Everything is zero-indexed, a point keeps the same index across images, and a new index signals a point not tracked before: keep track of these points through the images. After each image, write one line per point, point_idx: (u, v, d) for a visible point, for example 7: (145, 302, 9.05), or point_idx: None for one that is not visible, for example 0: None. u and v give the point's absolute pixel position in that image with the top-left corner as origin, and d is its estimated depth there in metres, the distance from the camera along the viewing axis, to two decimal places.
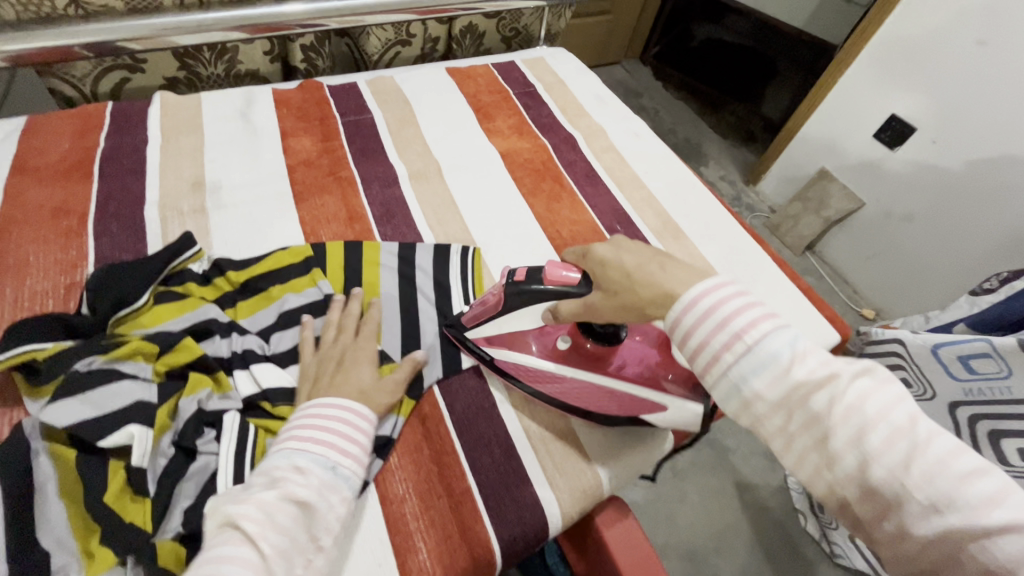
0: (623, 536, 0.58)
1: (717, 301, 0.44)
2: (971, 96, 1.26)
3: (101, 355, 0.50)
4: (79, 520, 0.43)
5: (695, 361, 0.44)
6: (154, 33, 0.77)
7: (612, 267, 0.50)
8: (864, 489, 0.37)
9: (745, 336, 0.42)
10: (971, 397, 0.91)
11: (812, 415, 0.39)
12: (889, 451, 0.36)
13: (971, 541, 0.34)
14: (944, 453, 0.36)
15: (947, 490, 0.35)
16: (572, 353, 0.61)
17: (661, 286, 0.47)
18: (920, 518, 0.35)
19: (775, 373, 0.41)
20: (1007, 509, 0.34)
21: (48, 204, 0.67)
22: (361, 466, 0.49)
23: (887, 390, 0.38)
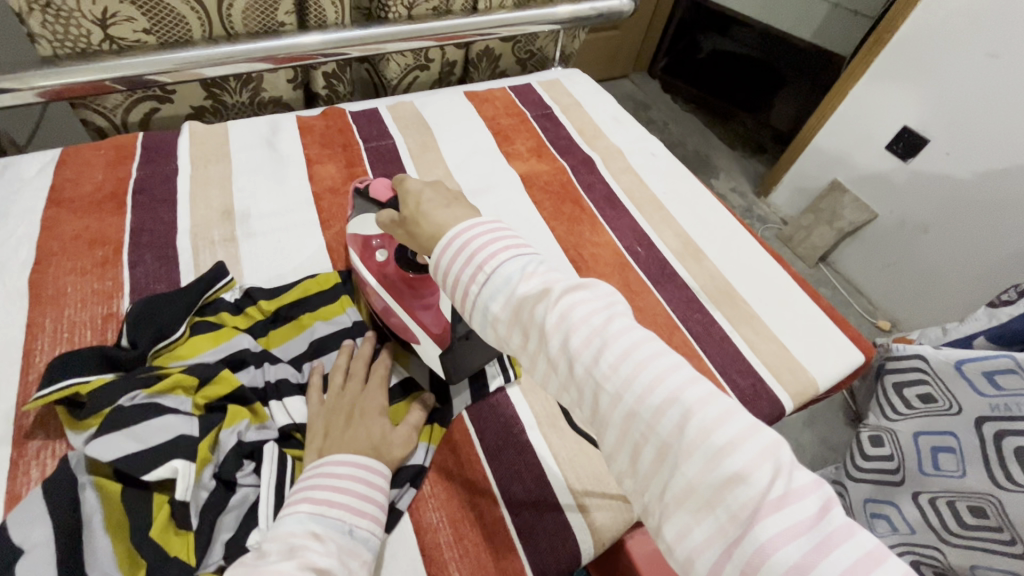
0: (654, 564, 0.58)
1: (470, 237, 0.45)
2: (985, 109, 1.26)
3: (145, 390, 0.51)
4: (125, 555, 0.44)
5: (455, 298, 0.45)
6: (184, 66, 0.79)
7: (408, 195, 0.52)
8: (580, 391, 0.39)
9: (485, 267, 0.43)
10: (997, 412, 0.92)
11: (535, 326, 0.41)
12: (587, 352, 0.38)
13: (647, 419, 0.36)
14: (630, 344, 0.38)
15: (628, 378, 0.37)
16: (386, 269, 0.63)
17: (439, 218, 0.49)
18: (613, 408, 0.37)
19: (506, 295, 0.42)
20: (670, 387, 0.36)
21: (84, 236, 0.68)
22: (378, 524, 0.48)
23: (590, 301, 0.40)
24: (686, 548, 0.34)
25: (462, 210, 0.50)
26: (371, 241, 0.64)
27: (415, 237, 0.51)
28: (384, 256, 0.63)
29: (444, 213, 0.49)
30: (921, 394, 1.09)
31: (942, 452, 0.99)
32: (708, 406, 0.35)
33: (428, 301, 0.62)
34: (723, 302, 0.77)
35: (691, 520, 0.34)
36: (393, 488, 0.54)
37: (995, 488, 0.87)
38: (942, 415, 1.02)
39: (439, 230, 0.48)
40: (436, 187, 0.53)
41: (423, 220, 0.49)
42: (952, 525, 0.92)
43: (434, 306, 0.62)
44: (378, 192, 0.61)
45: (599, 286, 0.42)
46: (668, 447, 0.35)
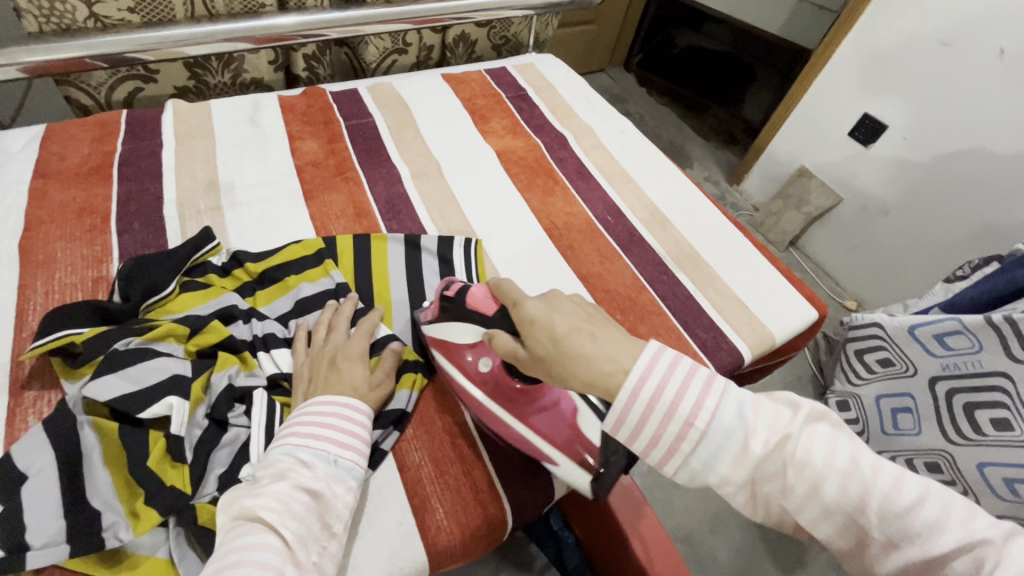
0: (622, 496, 0.63)
1: (661, 387, 0.42)
2: (935, 94, 1.34)
3: (138, 337, 0.54)
4: (124, 484, 0.47)
5: (657, 455, 0.43)
6: (167, 44, 0.82)
7: (537, 330, 0.46)
8: (834, 531, 0.40)
9: (697, 423, 0.41)
10: (948, 371, 0.95)
11: (778, 477, 0.40)
12: (843, 498, 0.39)
13: (928, 562, 0.37)
14: (888, 484, 0.38)
15: (898, 524, 0.37)
16: (494, 379, 0.60)
17: (593, 358, 0.43)
18: (885, 553, 0.38)
19: (736, 453, 0.41)
20: (948, 532, 0.36)
21: (72, 205, 0.70)
22: (362, 457, 0.51)
23: (828, 440, 0.40)
24: None
25: (610, 337, 0.45)
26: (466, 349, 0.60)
27: (555, 374, 0.46)
28: (490, 365, 0.60)
29: (593, 346, 0.44)
30: (881, 358, 1.15)
31: (900, 412, 1.06)
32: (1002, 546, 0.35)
33: (546, 403, 0.60)
34: (688, 266, 0.82)
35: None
36: (377, 429, 0.57)
37: (948, 444, 0.92)
38: (901, 377, 1.07)
39: (603, 375, 0.43)
40: (559, 308, 0.47)
41: (575, 362, 0.44)
42: None
43: (549, 408, 0.60)
44: (480, 304, 0.56)
45: (825, 417, 0.41)
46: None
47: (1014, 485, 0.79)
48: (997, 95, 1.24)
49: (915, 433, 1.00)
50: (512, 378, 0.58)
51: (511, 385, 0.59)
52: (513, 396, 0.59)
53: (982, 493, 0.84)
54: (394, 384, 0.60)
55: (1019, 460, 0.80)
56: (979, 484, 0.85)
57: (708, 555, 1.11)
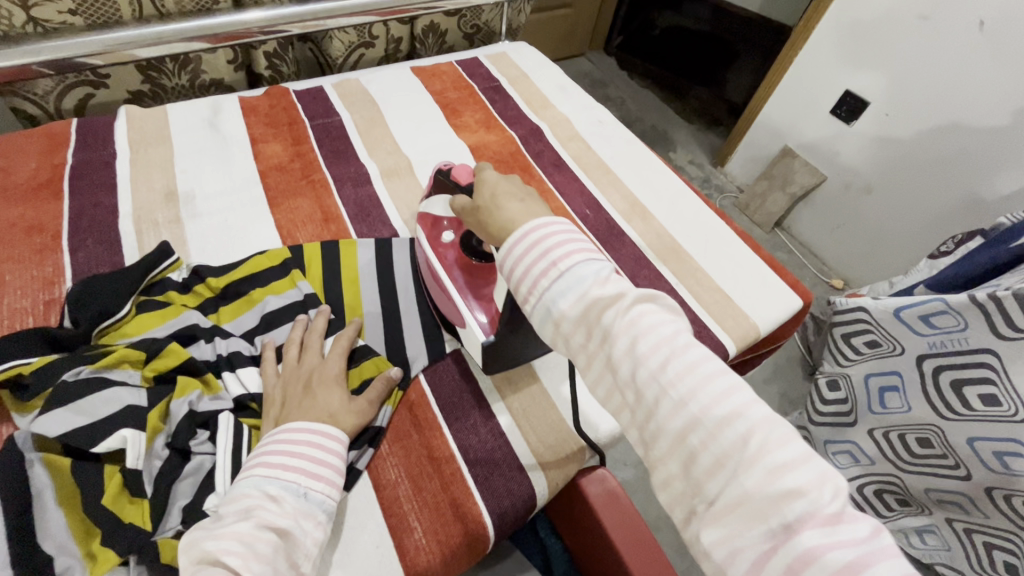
0: (608, 502, 0.62)
1: (548, 232, 0.43)
2: (916, 70, 1.32)
3: (89, 365, 0.51)
4: (79, 525, 0.45)
5: (518, 290, 0.43)
6: (115, 48, 0.77)
7: (485, 186, 0.52)
8: (636, 397, 0.37)
9: (560, 264, 0.41)
10: (935, 349, 0.93)
11: (604, 327, 0.39)
12: (655, 358, 0.37)
13: (706, 430, 0.35)
14: (696, 357, 0.37)
15: (691, 388, 0.35)
16: (450, 252, 0.66)
17: (511, 212, 0.47)
18: (673, 417, 0.35)
19: (578, 293, 0.40)
20: (734, 404, 0.35)
21: (20, 223, 0.67)
22: (335, 487, 0.49)
23: (662, 313, 0.39)
24: (728, 549, 0.33)
25: (535, 207, 0.48)
26: (441, 221, 0.69)
27: (482, 227, 0.50)
28: (451, 238, 0.67)
29: (518, 207, 0.48)
30: (868, 340, 1.11)
31: (888, 390, 1.03)
32: (774, 431, 0.34)
33: (485, 288, 0.64)
34: (670, 258, 0.80)
35: (737, 531, 0.33)
36: (352, 450, 0.55)
37: (938, 419, 0.90)
38: (888, 357, 1.04)
39: (510, 224, 0.46)
40: (513, 181, 0.52)
41: (497, 212, 0.48)
42: (904, 455, 0.98)
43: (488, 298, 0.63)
44: (460, 176, 0.63)
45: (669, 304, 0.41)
46: (726, 459, 0.34)
47: (1005, 458, 0.78)
48: (976, 68, 1.21)
49: (905, 410, 0.97)
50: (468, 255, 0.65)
51: (465, 261, 0.65)
52: (460, 270, 0.65)
53: (973, 465, 0.84)
54: (374, 414, 0.57)
55: (1006, 433, 0.78)
56: (969, 456, 0.84)
57: None
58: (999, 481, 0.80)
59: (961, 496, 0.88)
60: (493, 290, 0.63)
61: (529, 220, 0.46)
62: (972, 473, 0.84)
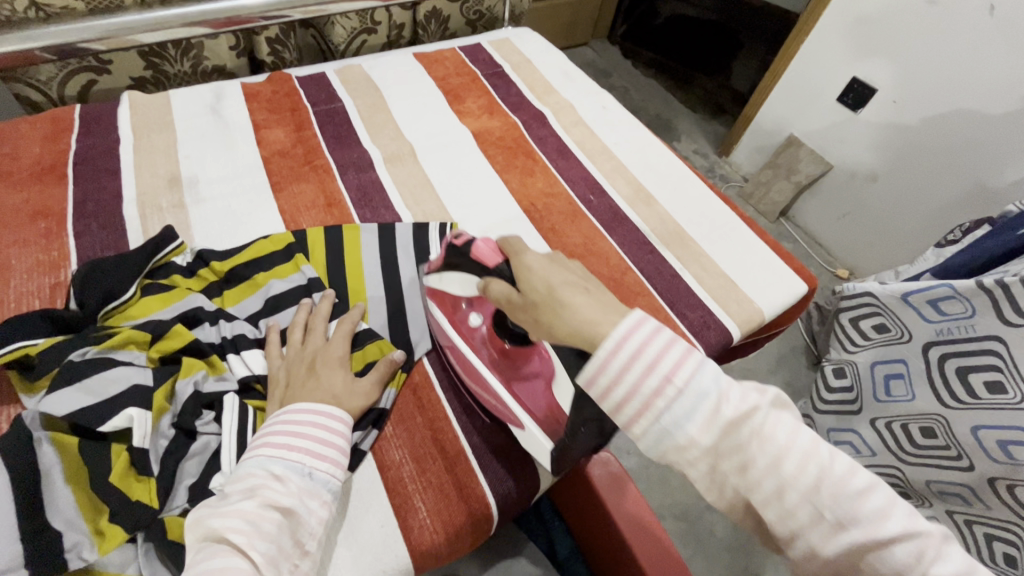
0: (613, 486, 0.62)
1: (647, 337, 0.38)
2: (924, 55, 1.30)
3: (95, 346, 0.52)
4: (87, 501, 0.45)
5: (622, 411, 0.39)
6: (117, 33, 0.77)
7: (534, 277, 0.45)
8: (782, 515, 0.36)
9: (674, 379, 0.37)
10: (942, 337, 0.93)
11: (741, 449, 0.36)
12: (804, 477, 0.35)
13: (870, 549, 0.34)
14: (843, 469, 0.36)
15: (851, 508, 0.35)
16: (481, 339, 0.60)
17: (582, 309, 0.42)
18: (830, 538, 0.35)
19: (705, 415, 0.37)
20: (895, 520, 0.34)
21: (25, 208, 0.67)
22: (339, 468, 0.49)
23: (794, 420, 0.37)
24: None
25: (605, 298, 0.43)
26: (460, 302, 0.61)
27: (543, 325, 0.44)
28: (478, 322, 0.60)
29: (588, 301, 0.42)
30: (876, 324, 1.10)
31: (894, 378, 1.03)
32: (934, 539, 0.34)
33: (528, 371, 0.60)
34: (674, 243, 0.80)
35: None
36: (356, 430, 0.55)
37: (942, 407, 0.89)
38: (895, 344, 1.04)
39: (587, 326, 0.41)
40: (561, 266, 0.47)
41: (562, 310, 0.42)
42: (906, 445, 0.97)
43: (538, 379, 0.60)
44: (484, 255, 0.53)
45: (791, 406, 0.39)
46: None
47: (1009, 447, 0.78)
48: (985, 53, 1.20)
49: (909, 399, 0.97)
50: (501, 339, 0.59)
51: (499, 345, 0.60)
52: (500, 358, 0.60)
53: (976, 456, 0.83)
54: (378, 396, 0.57)
55: (1012, 421, 0.78)
56: (972, 447, 0.83)
57: (705, 530, 1.11)
58: (1002, 472, 0.79)
59: (962, 487, 0.87)
60: (541, 371, 0.60)
61: (611, 324, 0.40)
62: (975, 463, 0.83)
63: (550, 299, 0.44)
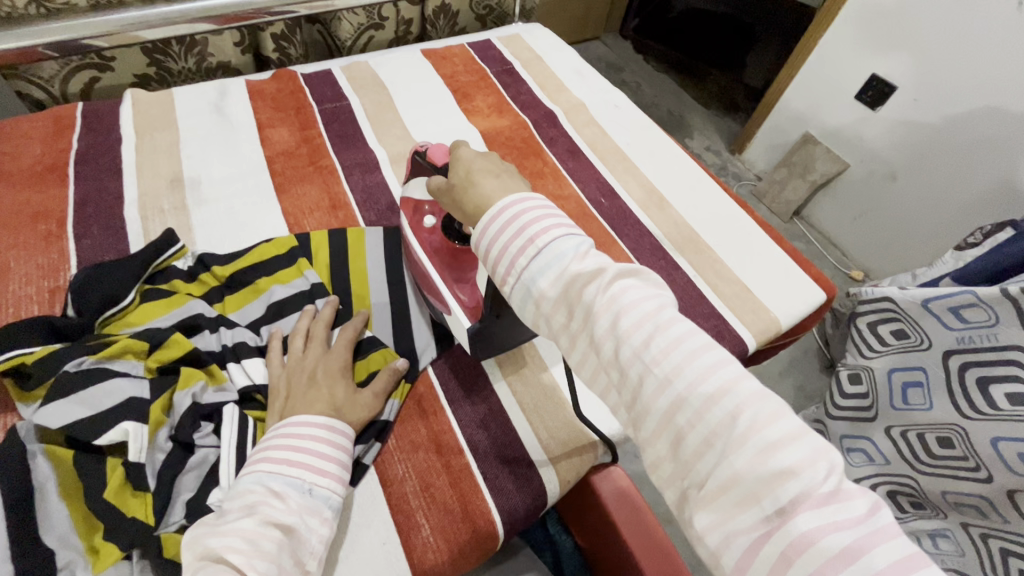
0: (621, 501, 0.60)
1: (523, 208, 0.41)
2: (947, 52, 1.25)
3: (92, 355, 0.50)
4: (82, 518, 0.44)
5: (496, 270, 0.42)
6: (118, 29, 0.76)
7: (459, 163, 0.49)
8: (621, 376, 0.36)
9: (537, 241, 0.40)
10: (963, 345, 0.90)
11: (586, 307, 0.38)
12: (639, 335, 0.35)
13: (692, 408, 0.33)
14: (681, 332, 0.35)
15: (677, 365, 0.34)
16: (432, 236, 0.63)
17: (486, 189, 0.45)
18: (659, 396, 0.34)
19: (557, 271, 0.39)
20: (724, 380, 0.33)
21: (25, 209, 0.66)
22: (340, 483, 0.48)
23: (648, 288, 0.38)
24: (721, 535, 0.31)
25: (512, 182, 0.46)
26: (422, 206, 0.65)
27: (457, 206, 0.48)
28: (432, 223, 0.63)
29: (493, 183, 0.46)
30: (894, 330, 1.07)
31: (910, 386, 0.99)
32: (765, 406, 0.32)
33: (468, 273, 0.61)
34: (688, 249, 0.77)
35: (728, 513, 0.31)
36: (358, 444, 0.54)
37: (962, 417, 0.86)
38: (914, 351, 1.00)
39: (485, 201, 0.44)
40: (488, 157, 0.50)
41: (472, 190, 0.46)
42: (922, 455, 0.94)
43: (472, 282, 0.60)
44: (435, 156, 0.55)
45: (654, 278, 0.39)
46: (714, 437, 0.32)
47: None
48: (1011, 50, 1.15)
49: (927, 408, 0.94)
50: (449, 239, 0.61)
51: (447, 245, 0.61)
52: (444, 255, 0.61)
53: (995, 468, 0.80)
54: (381, 407, 0.56)
55: None
56: (992, 459, 0.80)
57: None
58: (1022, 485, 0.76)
59: (977, 498, 0.84)
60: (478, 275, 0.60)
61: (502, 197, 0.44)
62: (994, 475, 0.80)
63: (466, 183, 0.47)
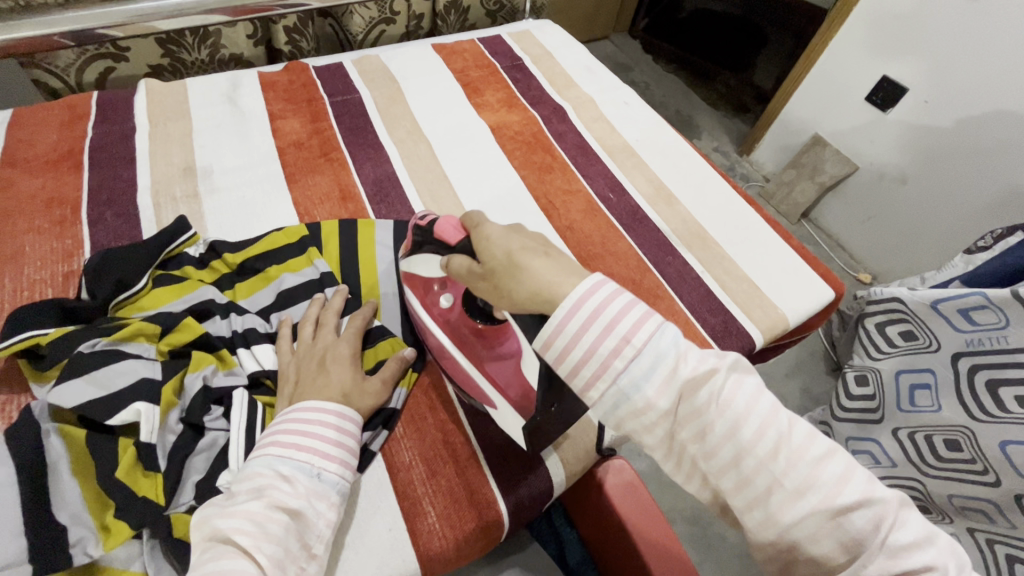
0: (626, 492, 0.61)
1: (610, 301, 0.39)
2: (959, 54, 1.25)
3: (105, 338, 0.51)
4: (94, 495, 0.44)
5: (582, 374, 0.39)
6: (134, 20, 0.77)
7: (493, 245, 0.44)
8: (742, 483, 0.36)
9: (634, 341, 0.38)
10: (972, 347, 0.89)
11: (700, 414, 0.37)
12: (761, 443, 0.36)
13: (825, 516, 0.34)
14: (799, 437, 0.36)
15: (806, 474, 0.35)
16: (452, 315, 0.58)
17: (538, 272, 0.41)
18: (788, 504, 0.35)
19: (664, 376, 0.37)
20: (850, 484, 0.35)
21: (40, 194, 0.67)
22: (348, 469, 0.49)
23: (753, 386, 0.38)
24: None
25: (565, 261, 0.43)
26: (432, 283, 0.60)
27: (505, 291, 0.43)
28: (449, 302, 0.59)
29: (544, 264, 0.42)
30: (903, 332, 1.07)
31: (919, 388, 0.98)
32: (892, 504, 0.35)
33: (501, 350, 0.56)
34: (696, 246, 0.77)
35: None
36: (366, 430, 0.54)
37: (970, 420, 0.86)
38: (922, 353, 1.00)
39: (547, 289, 0.41)
40: (521, 232, 0.45)
41: (522, 274, 0.42)
42: (928, 458, 0.93)
43: (509, 359, 0.55)
44: (446, 232, 0.51)
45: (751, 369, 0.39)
46: (850, 541, 0.34)
47: None
48: None
49: (935, 410, 0.93)
50: (472, 318, 0.56)
51: (471, 325, 0.57)
52: (472, 337, 0.57)
53: (1003, 472, 0.79)
54: (388, 395, 0.56)
55: None
56: (1000, 463, 0.80)
57: (717, 536, 1.09)
58: None
59: (985, 503, 0.83)
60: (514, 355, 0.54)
61: (568, 284, 0.41)
62: (1002, 479, 0.80)
63: (508, 266, 0.43)
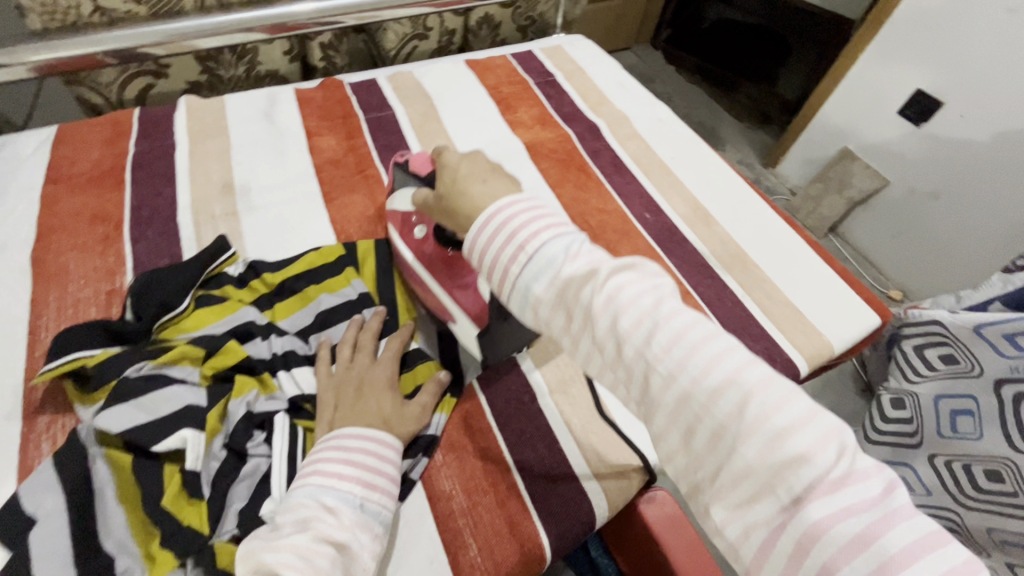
0: (671, 525, 0.59)
1: (512, 215, 0.43)
2: (997, 68, 1.22)
3: (151, 360, 0.51)
4: (140, 524, 0.44)
5: (492, 279, 0.43)
6: (177, 38, 0.78)
7: (445, 171, 0.50)
8: (627, 371, 0.38)
9: (528, 247, 0.41)
10: (1015, 374, 0.86)
11: (583, 306, 0.39)
12: (638, 333, 0.37)
13: (698, 402, 0.35)
14: (681, 324, 0.36)
15: (680, 358, 0.35)
16: (425, 247, 0.63)
17: (475, 195, 0.46)
18: (665, 390, 0.36)
19: (551, 275, 0.40)
20: (727, 368, 0.35)
21: (83, 211, 0.67)
22: (390, 498, 0.48)
23: (644, 283, 0.39)
24: (742, 534, 0.33)
25: (500, 184, 0.47)
26: (410, 219, 0.65)
27: (448, 213, 0.49)
28: (422, 234, 0.63)
29: (481, 190, 0.47)
30: (944, 355, 1.05)
31: (960, 414, 0.95)
32: (771, 390, 0.34)
33: (466, 279, 0.63)
34: (735, 268, 0.76)
35: (744, 508, 0.33)
36: (406, 458, 0.54)
37: (1011, 451, 0.82)
38: (964, 377, 0.97)
39: (475, 210, 0.46)
40: (475, 159, 0.50)
41: (461, 197, 0.47)
42: (968, 489, 0.89)
43: (471, 287, 0.62)
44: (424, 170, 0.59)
45: (652, 270, 0.40)
46: (722, 429, 0.34)
47: None
48: None
49: (977, 438, 0.89)
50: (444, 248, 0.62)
51: (442, 254, 0.63)
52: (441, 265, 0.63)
53: None
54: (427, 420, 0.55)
55: None
56: None
57: None
58: None
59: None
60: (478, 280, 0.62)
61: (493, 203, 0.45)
62: None
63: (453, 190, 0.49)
